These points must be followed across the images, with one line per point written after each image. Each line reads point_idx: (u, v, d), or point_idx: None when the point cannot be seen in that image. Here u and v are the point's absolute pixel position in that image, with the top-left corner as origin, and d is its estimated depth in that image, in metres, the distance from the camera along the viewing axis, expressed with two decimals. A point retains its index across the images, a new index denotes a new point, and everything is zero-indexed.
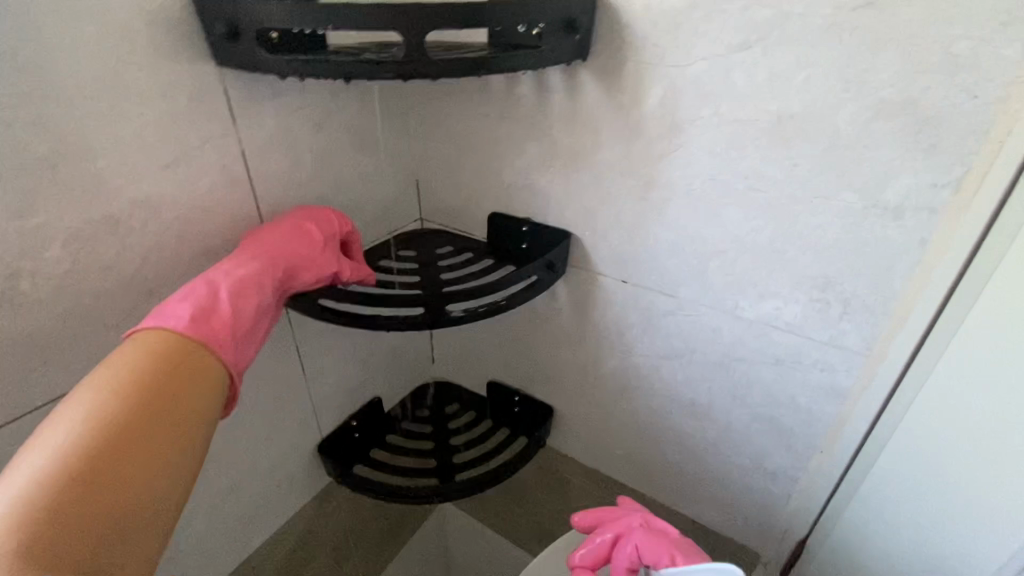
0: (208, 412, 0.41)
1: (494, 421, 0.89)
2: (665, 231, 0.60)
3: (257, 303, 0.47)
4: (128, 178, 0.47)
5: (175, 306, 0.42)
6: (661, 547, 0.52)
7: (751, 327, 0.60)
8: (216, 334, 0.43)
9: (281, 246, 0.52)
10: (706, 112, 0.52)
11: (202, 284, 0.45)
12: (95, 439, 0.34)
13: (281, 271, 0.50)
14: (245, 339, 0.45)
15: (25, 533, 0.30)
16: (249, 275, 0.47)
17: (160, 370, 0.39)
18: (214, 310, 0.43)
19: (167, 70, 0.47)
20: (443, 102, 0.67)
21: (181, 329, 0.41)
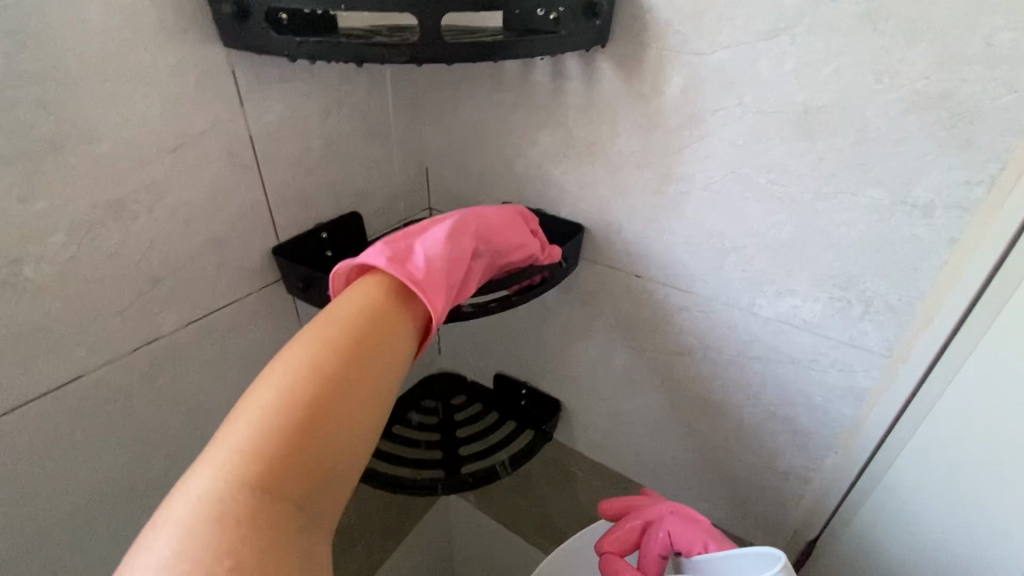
0: (399, 371, 0.41)
1: (501, 414, 0.89)
2: (681, 225, 0.58)
3: (444, 254, 0.48)
4: (133, 161, 0.45)
5: (391, 244, 0.48)
6: (694, 534, 0.53)
7: (767, 325, 0.58)
8: (416, 276, 0.45)
9: (466, 220, 0.55)
10: (729, 102, 0.50)
11: (401, 238, 0.49)
12: (309, 385, 0.35)
13: (463, 234, 0.52)
14: (439, 287, 0.46)
15: (253, 471, 0.32)
16: (434, 233, 0.50)
17: (364, 323, 0.40)
18: (410, 258, 0.46)
19: (173, 51, 0.45)
20: (455, 88, 0.66)
21: (392, 261, 0.45)
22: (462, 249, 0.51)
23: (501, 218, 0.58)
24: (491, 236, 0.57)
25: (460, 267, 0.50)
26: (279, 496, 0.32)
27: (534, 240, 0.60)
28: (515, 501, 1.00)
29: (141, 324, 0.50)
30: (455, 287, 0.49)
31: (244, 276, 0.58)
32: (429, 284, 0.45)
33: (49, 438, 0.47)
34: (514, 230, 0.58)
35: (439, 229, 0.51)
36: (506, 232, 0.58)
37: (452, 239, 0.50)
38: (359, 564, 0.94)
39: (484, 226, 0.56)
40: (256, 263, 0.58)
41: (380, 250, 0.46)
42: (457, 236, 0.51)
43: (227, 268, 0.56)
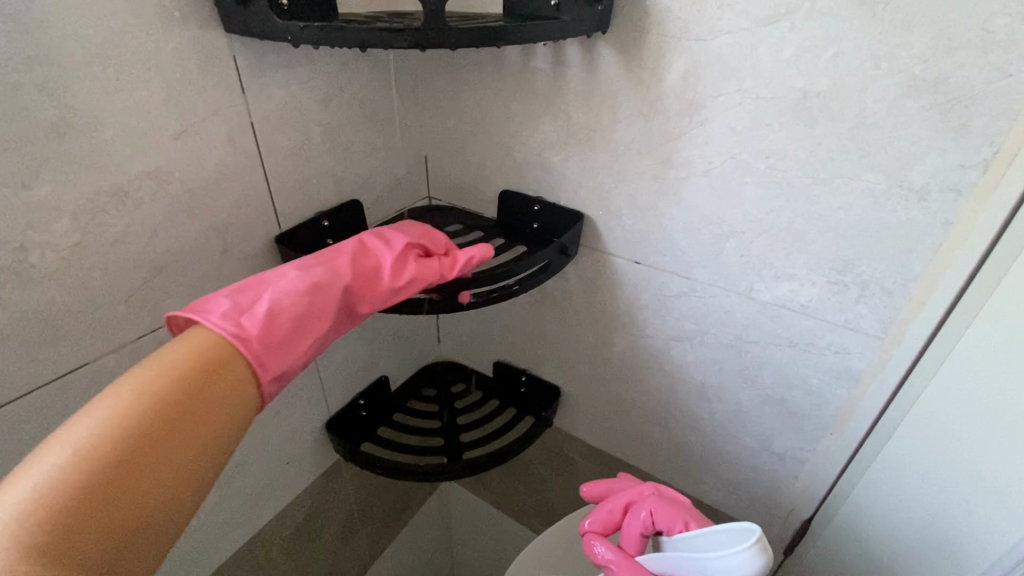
0: (236, 416, 0.40)
1: (501, 401, 0.90)
2: (680, 211, 0.59)
3: (294, 304, 0.44)
4: (136, 148, 0.45)
5: (236, 291, 0.43)
6: (676, 514, 0.52)
7: (765, 309, 0.59)
8: (248, 333, 0.41)
9: (345, 260, 0.51)
10: (728, 88, 0.51)
11: (256, 279, 0.46)
12: (123, 447, 0.34)
13: (331, 276, 0.48)
14: (276, 345, 0.43)
15: (43, 535, 0.30)
16: (291, 277, 0.46)
17: (196, 375, 0.38)
18: (249, 308, 0.42)
19: (173, 36, 0.45)
20: (455, 76, 0.66)
21: (225, 315, 0.41)
22: (323, 293, 0.47)
23: (389, 252, 0.54)
24: (373, 272, 0.52)
25: (316, 316, 0.46)
26: (72, 557, 0.31)
27: (429, 269, 0.55)
28: (515, 487, 1.02)
29: (146, 312, 0.50)
30: (308, 337, 0.45)
31: (247, 264, 0.58)
32: (262, 343, 0.42)
33: (55, 424, 0.47)
34: (403, 267, 0.54)
35: (300, 272, 0.47)
36: (394, 268, 0.54)
37: (312, 285, 0.46)
38: (361, 550, 0.96)
39: (364, 262, 0.52)
40: (259, 251, 0.58)
41: (221, 298, 0.43)
42: (320, 280, 0.47)
43: (230, 256, 0.56)
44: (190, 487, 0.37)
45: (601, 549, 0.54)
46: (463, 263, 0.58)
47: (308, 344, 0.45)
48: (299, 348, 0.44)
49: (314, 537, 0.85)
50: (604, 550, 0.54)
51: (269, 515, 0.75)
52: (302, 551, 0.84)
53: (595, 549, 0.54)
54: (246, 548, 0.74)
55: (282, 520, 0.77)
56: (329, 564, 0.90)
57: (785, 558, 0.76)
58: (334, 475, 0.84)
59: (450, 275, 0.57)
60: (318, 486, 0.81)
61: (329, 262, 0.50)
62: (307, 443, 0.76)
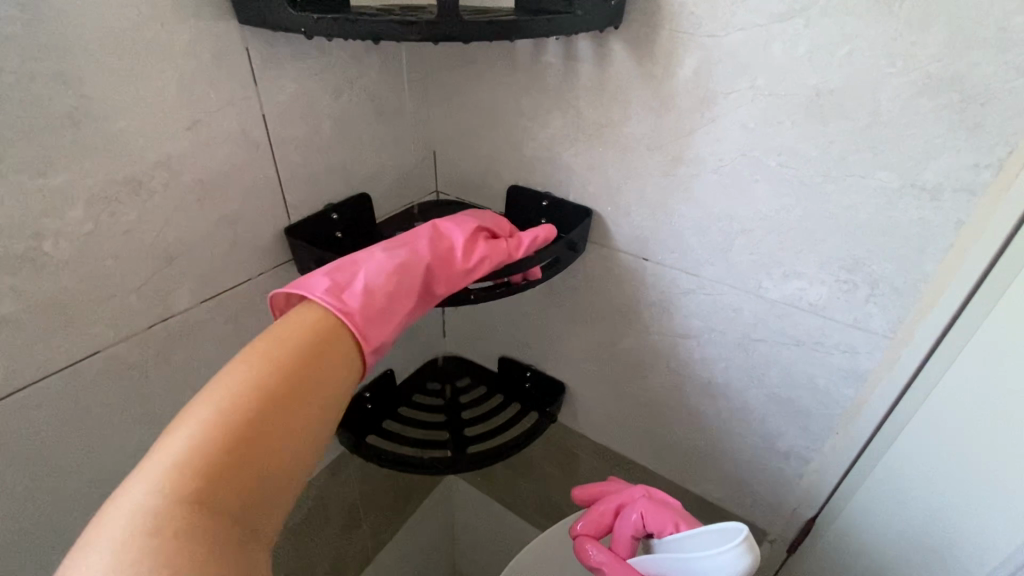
0: (344, 388, 0.42)
1: (506, 397, 0.90)
2: (689, 208, 0.59)
3: (385, 283, 0.47)
4: (150, 138, 0.45)
5: (332, 271, 0.46)
6: (665, 515, 0.52)
7: (773, 307, 0.59)
8: (349, 308, 0.44)
9: (423, 241, 0.53)
10: (741, 84, 0.50)
11: (347, 261, 0.48)
12: (258, 406, 0.36)
13: (414, 257, 0.50)
14: (373, 319, 0.45)
15: (199, 482, 0.32)
16: (378, 258, 0.49)
17: (310, 345, 0.40)
18: (347, 286, 0.45)
19: (187, 27, 0.45)
20: (465, 70, 0.66)
21: (327, 292, 0.44)
22: (408, 273, 0.49)
23: (461, 232, 0.56)
24: (449, 252, 0.54)
25: (404, 294, 0.48)
26: (219, 507, 0.32)
27: (499, 250, 0.57)
28: (519, 482, 1.02)
29: (156, 301, 0.50)
30: (398, 313, 0.47)
31: (257, 256, 0.58)
32: (361, 317, 0.44)
33: (65, 411, 0.47)
34: (476, 247, 0.56)
35: (386, 253, 0.49)
36: (468, 248, 0.55)
37: (398, 264, 0.49)
38: (364, 543, 0.96)
39: (440, 244, 0.54)
40: (268, 243, 0.59)
41: (320, 277, 0.45)
42: (404, 260, 0.49)
43: (240, 247, 0.56)
44: (309, 452, 0.38)
45: (594, 552, 0.54)
46: (529, 243, 0.59)
47: (399, 320, 0.47)
48: (392, 323, 0.47)
49: (319, 528, 0.85)
50: (596, 552, 0.54)
51: None
52: (306, 542, 0.84)
53: (589, 553, 0.55)
54: None
55: (286, 511, 0.78)
56: (332, 556, 0.91)
57: (788, 557, 0.77)
58: (340, 467, 0.84)
59: (519, 254, 0.59)
60: (323, 477, 0.82)
61: (410, 244, 0.52)
62: None
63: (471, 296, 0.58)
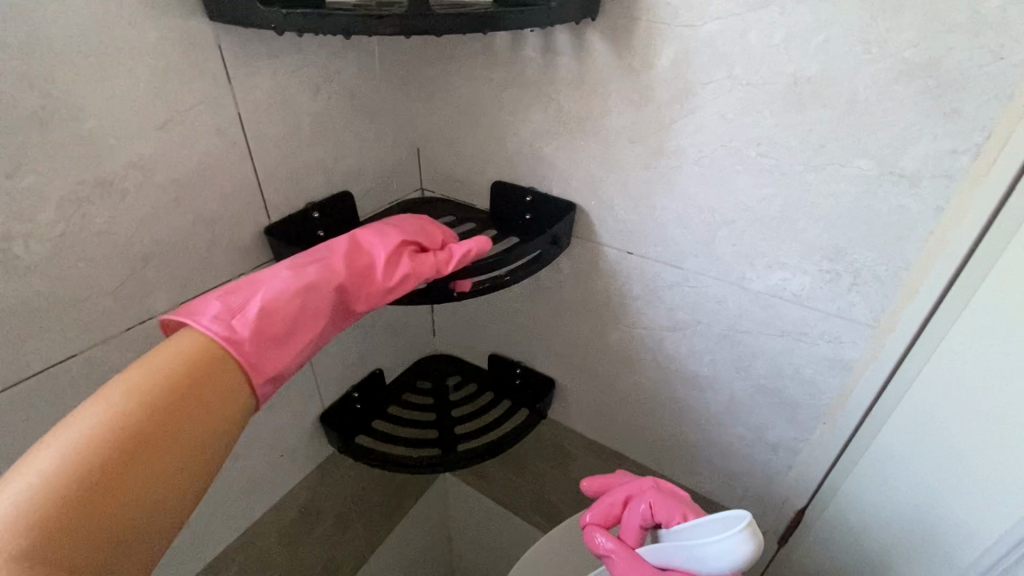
0: (226, 419, 0.42)
1: (496, 393, 0.89)
2: (672, 200, 0.59)
3: (287, 305, 0.46)
4: (122, 139, 0.45)
5: (229, 292, 0.45)
6: (675, 507, 0.51)
7: (757, 298, 0.59)
8: (240, 337, 0.43)
9: (338, 259, 0.52)
10: (719, 74, 0.50)
11: (249, 281, 0.48)
12: (118, 444, 0.36)
13: (322, 277, 0.50)
14: (267, 347, 0.45)
15: (40, 529, 0.32)
16: (283, 278, 0.48)
17: (188, 377, 0.40)
18: (241, 311, 0.44)
19: (156, 24, 0.44)
20: (446, 65, 0.65)
21: (218, 318, 0.43)
22: (316, 294, 0.49)
23: (383, 248, 0.56)
24: (365, 270, 0.54)
25: (311, 316, 0.48)
26: (63, 551, 0.33)
27: (423, 265, 0.56)
28: (512, 480, 1.02)
29: (134, 304, 0.50)
30: (299, 338, 0.47)
31: (237, 256, 0.57)
32: (253, 345, 0.44)
33: (42, 416, 0.47)
34: (396, 265, 0.55)
35: (291, 273, 0.48)
36: (387, 266, 0.55)
37: (304, 286, 0.48)
38: (357, 543, 0.96)
39: (357, 261, 0.54)
40: (248, 243, 0.58)
41: (213, 301, 0.44)
42: (312, 281, 0.49)
43: (219, 247, 0.55)
44: (178, 486, 0.39)
45: (601, 539, 0.53)
46: (457, 259, 0.58)
47: (300, 344, 0.47)
48: (292, 348, 0.46)
49: (310, 529, 0.85)
50: (605, 540, 0.53)
51: (263, 507, 0.75)
52: (297, 544, 0.84)
53: (597, 541, 0.53)
54: (239, 541, 0.74)
55: (276, 513, 0.77)
56: (325, 557, 0.90)
57: (780, 549, 0.77)
58: (330, 468, 0.84)
59: (444, 271, 0.58)
60: (313, 479, 0.81)
61: (322, 261, 0.52)
62: (301, 435, 0.77)
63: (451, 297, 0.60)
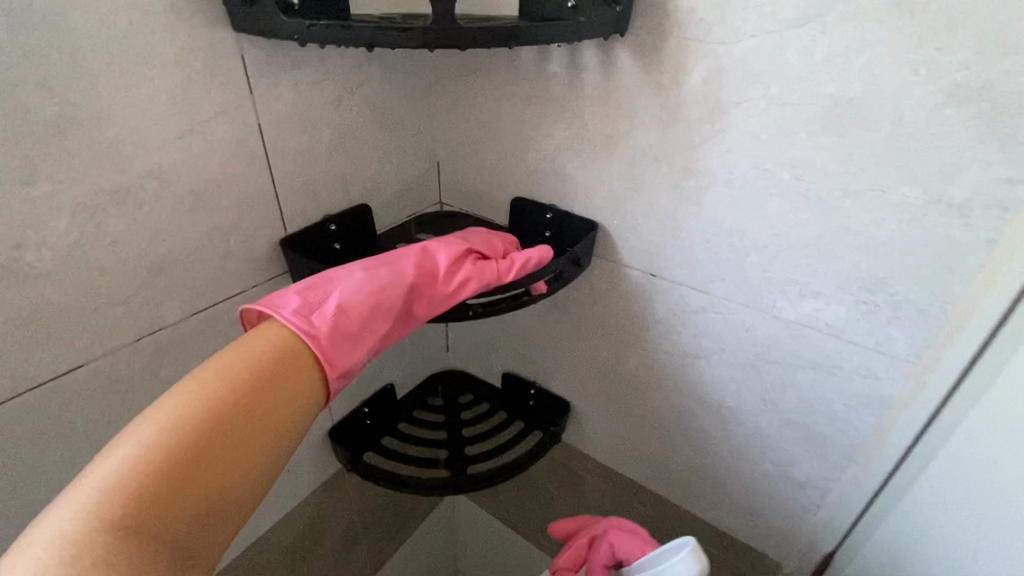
0: (304, 409, 0.41)
1: (509, 414, 0.87)
2: (699, 222, 0.56)
3: (361, 304, 0.46)
4: (139, 148, 0.44)
5: (306, 288, 0.45)
6: (633, 542, 0.58)
7: (788, 328, 0.56)
8: (316, 331, 0.43)
9: (406, 261, 0.51)
10: (753, 94, 0.48)
11: (323, 277, 0.47)
12: (209, 422, 0.35)
13: (392, 278, 0.49)
14: (341, 344, 0.44)
15: (135, 504, 0.31)
16: (356, 277, 0.47)
17: (270, 364, 0.39)
18: (317, 307, 0.44)
19: (179, 34, 0.44)
20: (469, 79, 0.65)
21: (296, 312, 0.43)
22: (387, 294, 0.48)
23: (449, 253, 0.54)
24: (432, 273, 0.52)
25: (381, 316, 0.47)
26: (155, 530, 0.31)
27: (486, 271, 0.55)
28: (523, 503, 0.99)
29: (145, 314, 0.49)
30: (369, 337, 0.46)
31: (252, 268, 0.57)
32: (328, 341, 0.43)
33: (47, 427, 0.46)
34: (461, 270, 0.54)
35: (364, 271, 0.48)
36: (451, 271, 0.53)
37: (376, 285, 0.47)
38: (362, 562, 0.94)
39: (425, 264, 0.53)
40: (263, 255, 0.57)
41: (291, 295, 0.44)
42: (384, 281, 0.48)
43: (234, 258, 0.55)
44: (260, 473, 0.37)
45: None
46: (520, 267, 0.56)
47: (370, 344, 0.46)
48: (363, 347, 0.45)
49: (315, 547, 0.83)
50: None
51: (267, 523, 0.73)
52: (301, 562, 0.82)
53: None
54: (242, 557, 0.72)
55: (280, 529, 0.75)
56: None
57: None
58: (337, 484, 0.82)
59: (506, 279, 0.56)
60: (319, 495, 0.80)
61: (392, 262, 0.51)
62: (309, 450, 0.75)
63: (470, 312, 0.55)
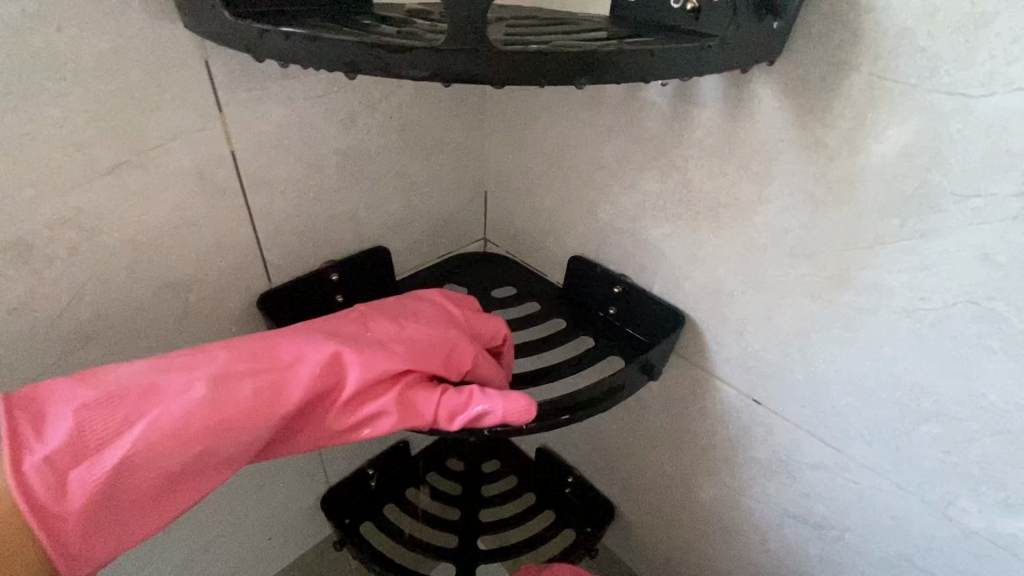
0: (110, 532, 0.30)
1: (541, 497, 0.68)
2: (847, 355, 0.37)
3: (163, 459, 0.30)
4: (47, 187, 0.32)
5: (98, 408, 0.30)
6: None
7: (967, 540, 0.36)
8: (70, 499, 0.28)
9: (285, 379, 0.34)
10: (998, 186, 0.28)
11: (138, 392, 0.31)
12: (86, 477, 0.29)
13: (245, 411, 0.32)
14: (118, 513, 0.29)
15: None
16: (182, 406, 0.31)
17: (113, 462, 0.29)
18: (92, 453, 0.29)
19: (107, 31, 0.31)
20: (534, 94, 0.47)
21: (51, 462, 0.28)
22: (220, 442, 0.31)
23: (370, 372, 0.35)
24: (324, 399, 0.35)
25: (202, 472, 0.31)
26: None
27: (416, 412, 0.36)
28: None
29: None
30: (176, 500, 0.31)
31: (220, 329, 0.44)
32: (86, 514, 0.29)
33: None
34: (373, 407, 0.35)
35: (204, 394, 0.31)
36: (356, 402, 0.35)
37: (204, 428, 0.31)
38: None
39: (320, 385, 0.34)
40: (236, 314, 0.45)
41: (65, 422, 0.29)
42: (220, 420, 0.31)
43: (195, 320, 0.42)
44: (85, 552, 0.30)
45: None
46: (465, 417, 0.36)
47: (174, 510, 0.31)
48: (158, 517, 0.31)
49: None
50: None
51: None
52: None
53: None
54: None
55: None
56: None
57: None
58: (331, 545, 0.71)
59: (440, 425, 0.36)
60: (308, 558, 0.69)
61: (261, 376, 0.33)
62: (297, 510, 0.65)
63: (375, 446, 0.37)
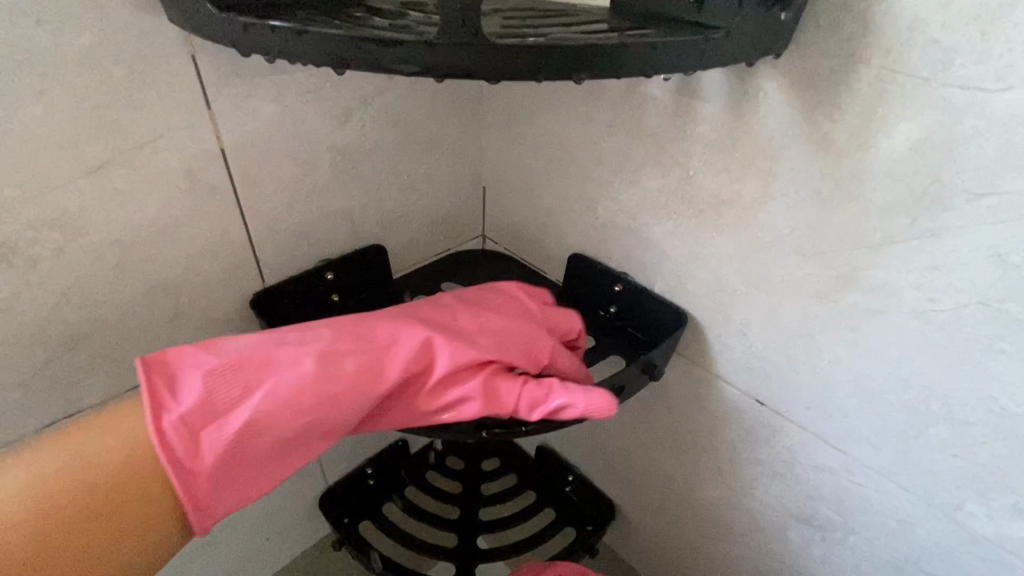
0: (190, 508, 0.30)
1: (541, 496, 0.67)
2: (854, 356, 0.36)
3: (275, 429, 0.31)
4: (30, 187, 0.31)
5: (223, 374, 0.31)
6: None
7: (975, 544, 0.35)
8: (198, 460, 0.29)
9: (382, 357, 0.34)
10: (1012, 184, 0.27)
11: (257, 363, 0.32)
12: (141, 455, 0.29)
13: (347, 388, 0.33)
14: (229, 480, 0.30)
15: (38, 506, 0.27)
16: (293, 378, 0.31)
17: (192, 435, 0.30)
18: (218, 417, 0.30)
19: (89, 26, 0.30)
20: (532, 89, 0.46)
21: (186, 422, 0.29)
22: (325, 416, 0.32)
23: (461, 354, 0.35)
24: (417, 380, 0.35)
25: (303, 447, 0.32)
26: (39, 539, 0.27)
27: (501, 398, 0.35)
28: None
29: (54, 396, 0.37)
30: (276, 473, 0.32)
31: (213, 330, 0.43)
32: (204, 478, 0.30)
33: None
34: (461, 390, 0.35)
35: (314, 368, 0.32)
36: (445, 385, 0.35)
37: (313, 403, 0.31)
38: None
39: (413, 364, 0.35)
40: (229, 315, 0.44)
41: (194, 386, 0.30)
42: (328, 394, 0.32)
43: (187, 321, 0.41)
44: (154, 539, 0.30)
45: None
46: (545, 407, 0.36)
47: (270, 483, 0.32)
48: (259, 488, 0.31)
49: None
50: None
51: None
52: None
53: None
54: None
55: None
56: None
57: None
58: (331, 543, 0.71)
59: (520, 414, 0.36)
60: (308, 557, 0.69)
61: (360, 354, 0.34)
62: (296, 509, 0.64)
63: (456, 431, 0.37)
